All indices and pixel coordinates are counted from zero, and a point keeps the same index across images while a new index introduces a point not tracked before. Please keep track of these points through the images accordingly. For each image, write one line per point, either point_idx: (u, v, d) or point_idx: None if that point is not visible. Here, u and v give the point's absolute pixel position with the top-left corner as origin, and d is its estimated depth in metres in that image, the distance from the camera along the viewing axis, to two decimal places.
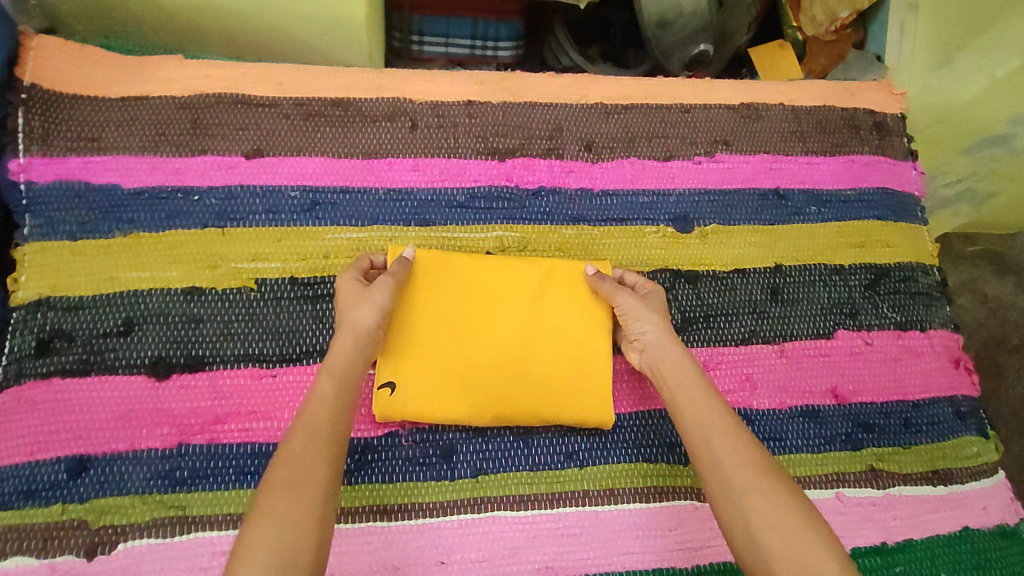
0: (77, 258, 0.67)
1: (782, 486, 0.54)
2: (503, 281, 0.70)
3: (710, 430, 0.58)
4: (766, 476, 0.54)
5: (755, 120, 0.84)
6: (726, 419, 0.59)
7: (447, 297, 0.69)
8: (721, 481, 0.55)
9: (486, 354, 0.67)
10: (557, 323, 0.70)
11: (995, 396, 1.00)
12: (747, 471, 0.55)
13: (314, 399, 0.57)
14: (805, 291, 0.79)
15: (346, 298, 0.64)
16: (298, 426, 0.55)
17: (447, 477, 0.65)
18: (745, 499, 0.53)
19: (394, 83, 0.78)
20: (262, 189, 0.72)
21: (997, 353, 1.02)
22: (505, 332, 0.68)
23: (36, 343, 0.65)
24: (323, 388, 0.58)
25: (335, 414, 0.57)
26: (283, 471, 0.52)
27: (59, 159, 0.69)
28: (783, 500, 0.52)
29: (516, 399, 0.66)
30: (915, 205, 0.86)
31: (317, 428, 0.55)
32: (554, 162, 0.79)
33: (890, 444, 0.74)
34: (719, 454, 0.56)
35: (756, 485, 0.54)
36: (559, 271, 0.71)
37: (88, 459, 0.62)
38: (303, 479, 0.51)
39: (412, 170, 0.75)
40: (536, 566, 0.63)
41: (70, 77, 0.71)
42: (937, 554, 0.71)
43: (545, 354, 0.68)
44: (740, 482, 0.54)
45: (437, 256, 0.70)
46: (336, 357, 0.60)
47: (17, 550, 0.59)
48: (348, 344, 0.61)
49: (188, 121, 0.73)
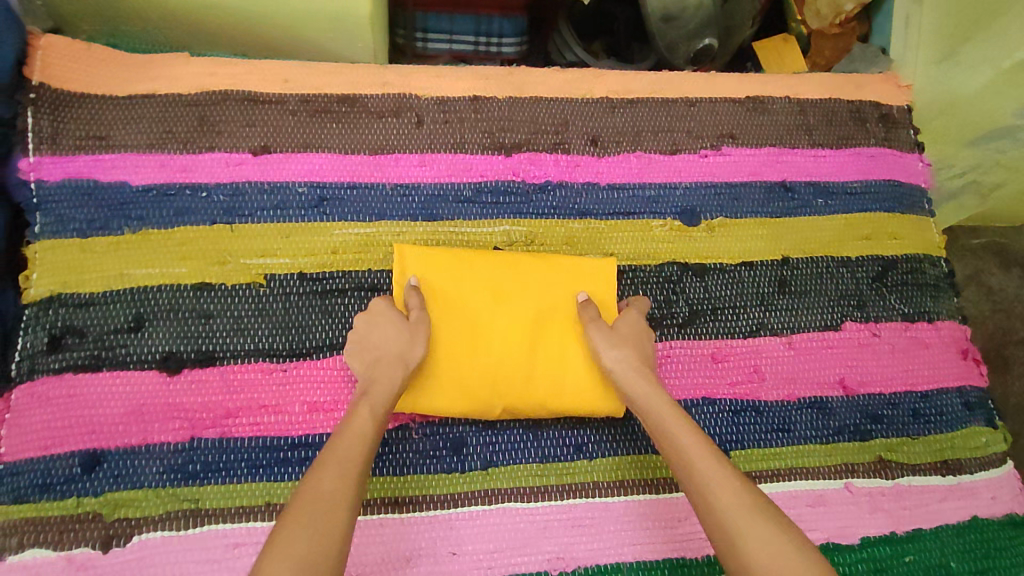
0: (88, 255, 0.68)
1: (781, 528, 0.50)
2: (511, 278, 0.69)
3: (702, 474, 0.55)
4: (763, 518, 0.51)
5: (760, 113, 0.84)
6: (716, 458, 0.56)
7: (452, 292, 0.68)
8: (719, 530, 0.52)
9: (490, 350, 0.67)
10: (568, 320, 0.69)
11: (1001, 387, 1.00)
12: (744, 514, 0.51)
13: (344, 436, 0.56)
14: (812, 282, 0.79)
15: (382, 329, 0.65)
16: (328, 459, 0.54)
17: (457, 470, 0.66)
18: (744, 548, 0.50)
19: (400, 79, 0.78)
20: (269, 185, 0.72)
21: (1004, 343, 1.02)
22: (512, 328, 0.68)
23: (48, 339, 0.65)
24: (361, 419, 0.58)
25: (366, 447, 0.56)
26: (307, 506, 0.50)
27: (69, 157, 0.70)
28: (783, 544, 0.49)
29: (522, 394, 0.66)
30: (922, 196, 0.86)
31: (347, 462, 0.54)
32: (560, 156, 0.79)
33: (899, 435, 0.74)
34: (714, 498, 0.53)
35: (753, 531, 0.50)
36: (571, 268, 0.71)
37: (101, 454, 0.63)
38: (326, 514, 0.50)
39: (418, 166, 0.76)
40: (547, 556, 0.64)
41: (78, 75, 0.71)
42: (947, 543, 0.71)
43: (555, 351, 0.68)
44: (737, 529, 0.51)
45: (443, 251, 0.70)
46: (377, 390, 0.61)
47: (33, 543, 0.60)
48: (394, 380, 0.62)
49: (195, 118, 0.73)
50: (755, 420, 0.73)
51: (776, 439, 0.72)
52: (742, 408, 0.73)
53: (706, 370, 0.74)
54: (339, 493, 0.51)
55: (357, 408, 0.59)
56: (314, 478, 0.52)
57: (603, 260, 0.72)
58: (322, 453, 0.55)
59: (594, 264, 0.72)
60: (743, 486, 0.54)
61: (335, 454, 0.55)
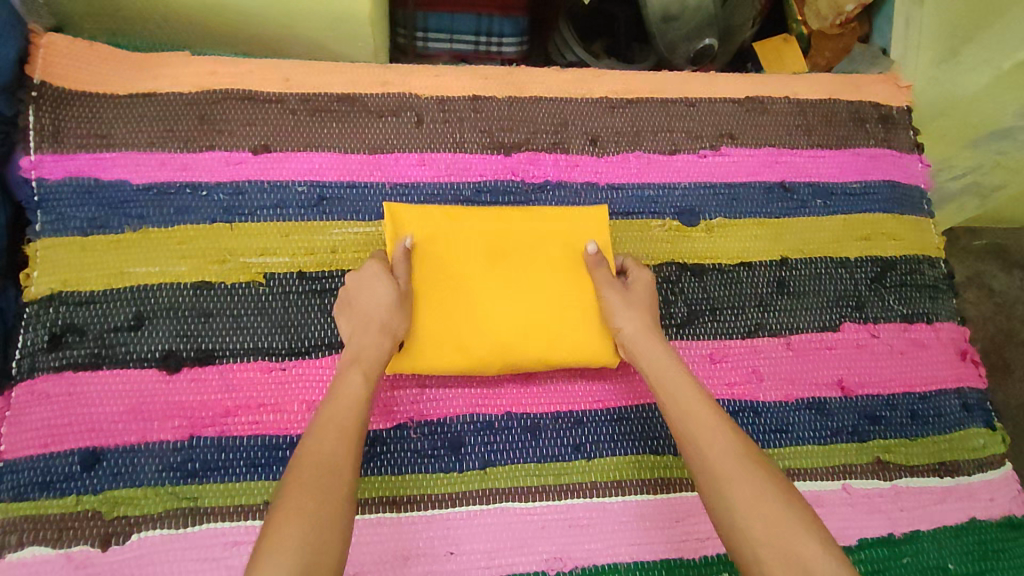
0: (89, 254, 0.68)
1: (765, 472, 0.54)
2: (506, 232, 0.71)
3: (694, 419, 0.58)
4: (749, 462, 0.54)
5: (760, 114, 0.85)
6: (708, 405, 0.59)
7: (444, 247, 0.69)
8: (705, 471, 0.55)
9: (487, 300, 0.68)
10: (564, 269, 0.70)
11: (1001, 389, 0.99)
12: (732, 459, 0.54)
13: (341, 396, 0.58)
14: (811, 283, 0.79)
15: (370, 292, 0.64)
16: (325, 421, 0.56)
17: (455, 469, 0.66)
18: (728, 489, 0.53)
19: (400, 78, 0.79)
20: (269, 183, 0.72)
21: (1003, 344, 1.02)
22: (508, 278, 0.69)
23: (48, 337, 0.66)
24: (352, 382, 0.59)
25: (360, 406, 0.58)
26: (310, 470, 0.52)
27: (70, 156, 0.70)
28: (767, 487, 0.53)
29: (520, 345, 0.67)
30: (922, 197, 0.86)
31: (343, 423, 0.56)
32: (559, 156, 0.79)
33: (897, 437, 0.74)
34: (704, 442, 0.56)
35: (738, 474, 0.53)
36: (564, 219, 0.72)
37: (101, 451, 0.63)
38: (328, 476, 0.52)
39: (418, 165, 0.76)
40: (545, 556, 0.64)
41: (80, 74, 0.72)
42: (945, 545, 0.71)
43: (553, 299, 0.69)
44: (723, 471, 0.54)
45: (435, 208, 0.71)
46: (364, 355, 0.61)
47: (33, 540, 0.60)
48: (382, 347, 0.62)
49: (195, 117, 0.73)
50: (754, 420, 0.73)
51: (774, 440, 0.72)
52: (741, 409, 0.73)
53: (704, 370, 0.74)
54: (339, 454, 0.53)
55: (348, 371, 0.60)
56: (312, 441, 0.54)
57: (592, 211, 0.73)
58: (316, 416, 0.57)
59: (585, 215, 0.73)
60: (732, 431, 0.57)
61: (328, 417, 0.56)
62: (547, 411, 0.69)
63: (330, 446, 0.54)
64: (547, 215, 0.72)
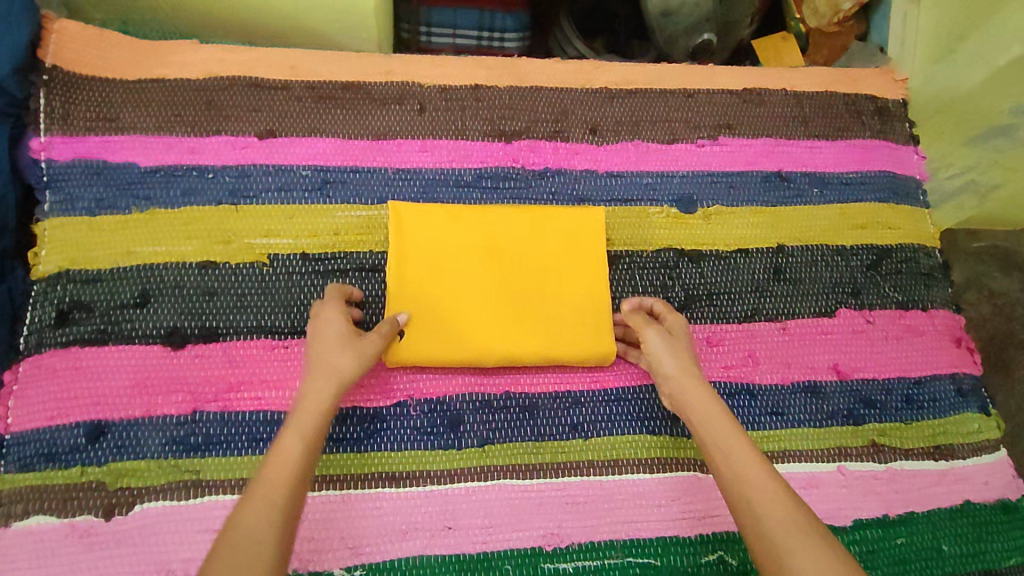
0: (96, 234, 0.69)
1: (826, 545, 0.49)
2: (506, 233, 0.73)
3: (752, 487, 0.54)
4: (810, 533, 0.50)
5: (758, 105, 0.86)
6: (767, 473, 0.55)
7: (441, 248, 0.71)
8: (764, 541, 0.51)
9: (486, 302, 0.70)
10: (561, 266, 0.73)
11: (1005, 393, 0.95)
12: (791, 530, 0.50)
13: (278, 458, 0.54)
14: (807, 270, 0.80)
15: (325, 336, 0.62)
16: (253, 492, 0.51)
17: (454, 446, 0.67)
18: (787, 560, 0.48)
19: (403, 67, 0.80)
20: (274, 168, 0.74)
21: (1003, 344, 0.98)
22: (509, 278, 0.71)
23: (56, 313, 0.67)
24: (288, 445, 0.55)
25: (294, 473, 0.53)
26: (230, 549, 0.46)
27: (79, 138, 0.72)
28: (825, 557, 0.47)
29: (519, 338, 0.69)
30: (918, 188, 0.87)
31: (272, 492, 0.51)
32: (559, 144, 0.80)
33: (892, 420, 0.75)
34: (763, 513, 0.52)
35: (799, 546, 0.49)
36: (558, 216, 0.74)
37: (106, 425, 0.64)
38: (249, 554, 0.46)
39: (420, 151, 0.77)
40: (542, 532, 0.65)
41: (90, 59, 0.73)
42: (939, 526, 0.71)
43: (552, 297, 0.71)
44: (782, 542, 0.49)
45: (440, 206, 0.73)
46: (305, 411, 0.57)
47: (38, 509, 0.61)
48: (321, 399, 0.58)
49: (202, 102, 0.75)
50: (750, 402, 0.73)
51: (769, 422, 0.73)
52: (736, 391, 0.74)
53: (701, 354, 0.75)
54: (262, 528, 0.48)
55: (284, 435, 0.55)
56: (236, 519, 0.49)
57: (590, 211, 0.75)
58: (249, 488, 0.52)
59: (581, 212, 0.75)
60: (792, 502, 0.52)
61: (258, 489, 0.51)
62: (546, 392, 0.70)
63: (254, 519, 0.49)
64: (542, 211, 0.74)
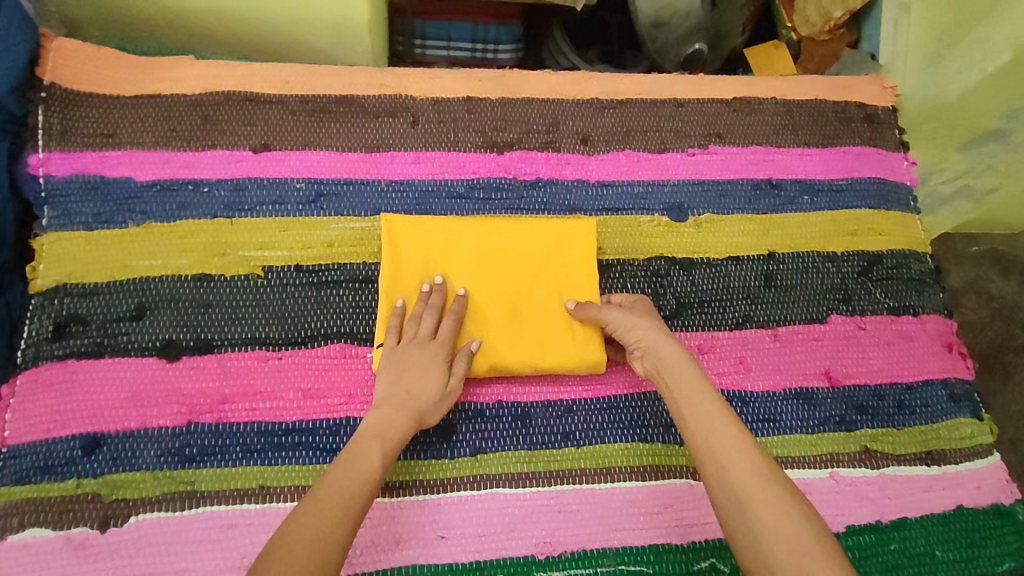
0: (93, 248, 0.70)
1: (786, 497, 0.50)
2: (497, 244, 0.73)
3: (717, 438, 0.54)
4: (771, 484, 0.50)
5: (747, 114, 0.87)
6: (730, 423, 0.55)
7: (432, 261, 0.72)
8: (730, 492, 0.51)
9: (478, 315, 0.71)
10: (551, 276, 0.73)
11: (1004, 399, 0.94)
12: (755, 482, 0.51)
13: (357, 464, 0.56)
14: (798, 277, 0.80)
15: (416, 361, 0.65)
16: (326, 490, 0.52)
17: (447, 456, 0.67)
18: (751, 513, 0.49)
19: (396, 81, 0.81)
20: (269, 181, 0.75)
21: (1003, 348, 0.97)
22: (501, 291, 0.72)
23: (53, 327, 0.68)
24: (369, 455, 0.57)
25: (370, 483, 0.55)
26: (296, 539, 0.47)
27: (77, 154, 0.73)
28: (787, 510, 0.49)
29: (510, 349, 0.69)
30: (908, 194, 0.88)
31: (347, 494, 0.52)
32: (551, 154, 0.81)
33: (884, 426, 0.75)
34: (727, 464, 0.52)
35: (762, 499, 0.49)
36: (550, 229, 0.75)
37: (102, 437, 0.65)
38: (321, 544, 0.48)
39: (413, 163, 0.78)
40: (535, 541, 0.65)
41: (88, 76, 0.74)
42: (932, 532, 0.72)
43: (543, 307, 0.72)
44: (747, 494, 0.50)
45: (430, 218, 0.74)
46: (391, 429, 0.60)
47: (34, 522, 0.62)
48: (405, 423, 0.61)
49: (198, 117, 0.76)
50: (741, 409, 0.74)
51: (761, 429, 0.73)
52: (728, 398, 0.74)
53: None
54: (332, 520, 0.50)
55: (369, 445, 0.58)
56: (305, 511, 0.50)
57: (580, 221, 0.76)
58: (319, 484, 0.53)
59: (571, 222, 0.75)
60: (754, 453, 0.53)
61: (326, 489, 0.52)
62: (538, 400, 0.71)
63: (324, 513, 0.50)
64: (534, 224, 0.75)
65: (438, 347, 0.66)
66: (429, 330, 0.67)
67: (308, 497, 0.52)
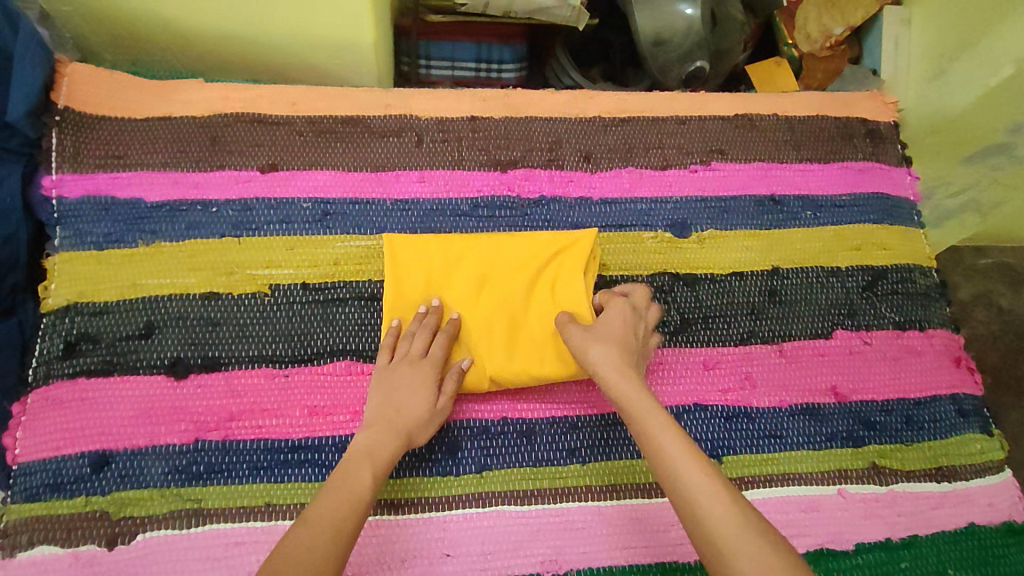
0: (103, 267, 0.72)
1: (767, 542, 0.47)
2: (494, 261, 0.73)
3: (689, 483, 0.51)
4: (748, 524, 0.48)
5: (749, 130, 0.87)
6: (701, 462, 0.53)
7: (428, 279, 0.72)
8: (709, 541, 0.48)
9: (475, 333, 0.71)
10: (549, 293, 0.73)
11: (1014, 413, 0.94)
12: (733, 529, 0.48)
13: (347, 485, 0.56)
14: (803, 292, 0.80)
15: (406, 382, 0.66)
16: (317, 512, 0.53)
17: (452, 473, 0.67)
18: (732, 563, 0.46)
19: (401, 101, 0.82)
20: (276, 201, 0.76)
21: (1014, 362, 0.97)
22: (498, 308, 0.72)
23: (64, 345, 0.69)
24: (361, 476, 0.57)
25: (362, 503, 0.55)
26: (285, 559, 0.47)
27: (89, 176, 0.74)
28: (770, 556, 0.46)
29: (507, 365, 0.69)
30: (912, 209, 0.88)
31: (340, 515, 0.53)
32: (553, 172, 0.82)
33: (892, 441, 0.75)
34: (702, 509, 0.50)
35: (739, 541, 0.47)
36: (549, 242, 0.74)
37: (110, 454, 0.65)
38: (312, 563, 0.47)
39: (417, 182, 0.79)
40: (540, 559, 0.65)
41: (100, 100, 0.76)
42: (943, 550, 0.71)
43: (541, 322, 0.72)
44: (724, 539, 0.48)
45: (429, 236, 0.74)
46: (382, 449, 0.61)
47: (42, 539, 0.62)
48: (396, 443, 0.62)
49: (207, 138, 0.77)
50: (747, 426, 0.73)
51: (768, 445, 0.73)
52: (734, 414, 0.74)
53: (698, 377, 0.75)
54: (323, 541, 0.50)
55: (360, 467, 0.58)
56: (296, 531, 0.50)
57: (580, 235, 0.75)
58: (310, 506, 0.53)
59: (570, 236, 0.75)
60: (726, 491, 0.51)
61: (317, 512, 0.52)
62: (543, 417, 0.71)
63: (316, 534, 0.50)
64: (532, 240, 0.74)
65: (427, 367, 0.67)
66: (419, 351, 0.68)
67: (299, 518, 0.52)
